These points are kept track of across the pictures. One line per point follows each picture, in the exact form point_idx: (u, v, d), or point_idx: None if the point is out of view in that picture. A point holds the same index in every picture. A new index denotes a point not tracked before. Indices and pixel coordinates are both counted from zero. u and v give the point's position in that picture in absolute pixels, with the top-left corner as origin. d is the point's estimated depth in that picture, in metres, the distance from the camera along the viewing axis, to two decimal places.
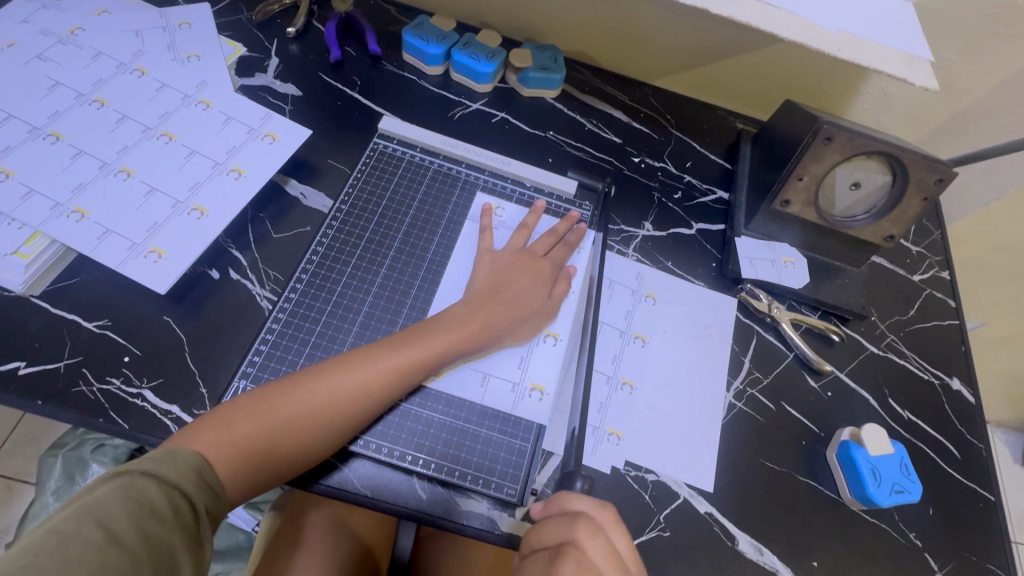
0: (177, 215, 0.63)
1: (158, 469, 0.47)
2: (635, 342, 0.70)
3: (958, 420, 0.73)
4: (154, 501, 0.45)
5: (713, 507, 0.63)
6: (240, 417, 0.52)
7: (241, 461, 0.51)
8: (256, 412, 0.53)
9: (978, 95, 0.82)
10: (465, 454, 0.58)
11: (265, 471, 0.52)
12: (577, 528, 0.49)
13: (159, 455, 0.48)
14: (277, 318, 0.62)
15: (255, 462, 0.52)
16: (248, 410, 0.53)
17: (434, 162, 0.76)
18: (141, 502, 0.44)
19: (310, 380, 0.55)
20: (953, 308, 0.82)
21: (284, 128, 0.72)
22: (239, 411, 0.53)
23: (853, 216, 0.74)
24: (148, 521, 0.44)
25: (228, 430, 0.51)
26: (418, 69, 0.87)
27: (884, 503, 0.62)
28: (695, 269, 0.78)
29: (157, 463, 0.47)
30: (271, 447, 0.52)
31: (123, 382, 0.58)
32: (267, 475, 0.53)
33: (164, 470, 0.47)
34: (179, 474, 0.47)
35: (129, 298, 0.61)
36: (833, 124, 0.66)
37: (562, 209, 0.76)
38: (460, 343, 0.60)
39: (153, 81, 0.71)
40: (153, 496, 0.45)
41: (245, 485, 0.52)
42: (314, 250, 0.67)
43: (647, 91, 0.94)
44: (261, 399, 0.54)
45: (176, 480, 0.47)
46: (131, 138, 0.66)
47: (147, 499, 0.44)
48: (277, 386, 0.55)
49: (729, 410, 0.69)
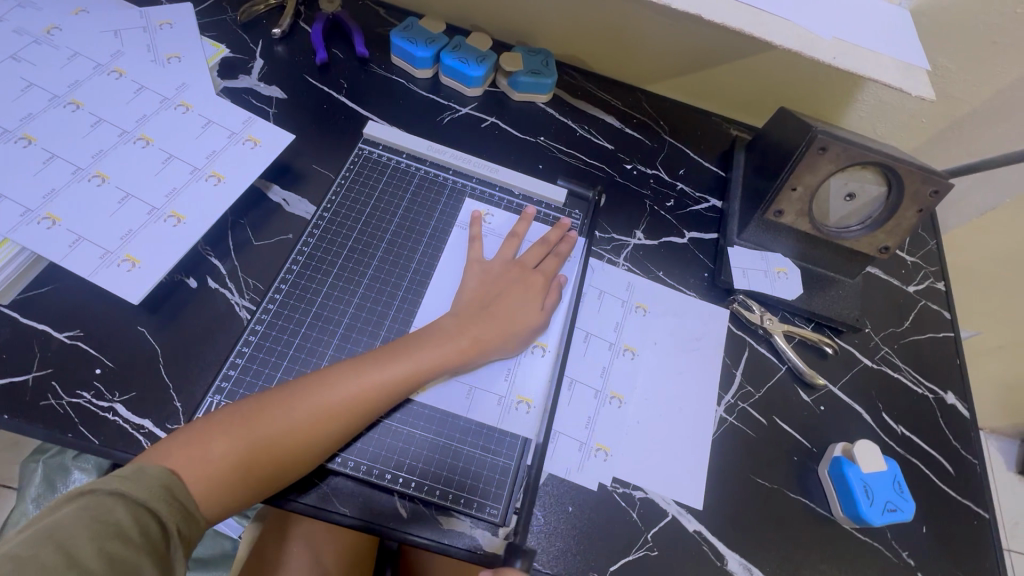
0: (152, 222, 0.61)
1: (125, 487, 0.44)
2: (625, 355, 0.68)
3: (952, 435, 0.72)
4: (119, 521, 0.42)
5: (702, 525, 0.62)
6: (214, 434, 0.50)
7: (215, 480, 0.49)
8: (232, 429, 0.51)
9: (975, 105, 0.80)
10: (447, 472, 0.57)
11: (240, 491, 0.50)
12: None
13: (127, 471, 0.46)
14: (255, 330, 0.60)
15: (230, 481, 0.50)
16: (223, 426, 0.51)
17: (420, 169, 0.74)
18: (105, 523, 0.42)
19: (290, 396, 0.53)
20: (947, 321, 0.81)
21: (266, 133, 0.70)
22: (215, 427, 0.51)
23: (848, 227, 0.73)
24: (112, 543, 0.41)
25: (202, 447, 0.49)
26: (407, 72, 0.85)
27: (876, 522, 0.61)
28: (687, 279, 0.77)
29: (125, 481, 0.45)
30: (247, 466, 0.50)
31: (93, 395, 0.56)
32: (243, 495, 0.51)
33: (131, 488, 0.45)
34: (148, 492, 0.45)
35: (102, 308, 0.59)
36: (828, 134, 0.64)
37: (552, 216, 0.75)
38: (448, 359, 0.58)
39: (131, 83, 0.69)
40: (119, 516, 0.43)
41: (219, 505, 0.50)
42: (295, 259, 0.65)
43: (641, 96, 0.92)
44: (238, 415, 0.52)
45: (145, 499, 0.45)
46: (107, 141, 0.64)
47: (112, 520, 0.42)
48: (256, 401, 0.53)
49: (720, 425, 0.67)
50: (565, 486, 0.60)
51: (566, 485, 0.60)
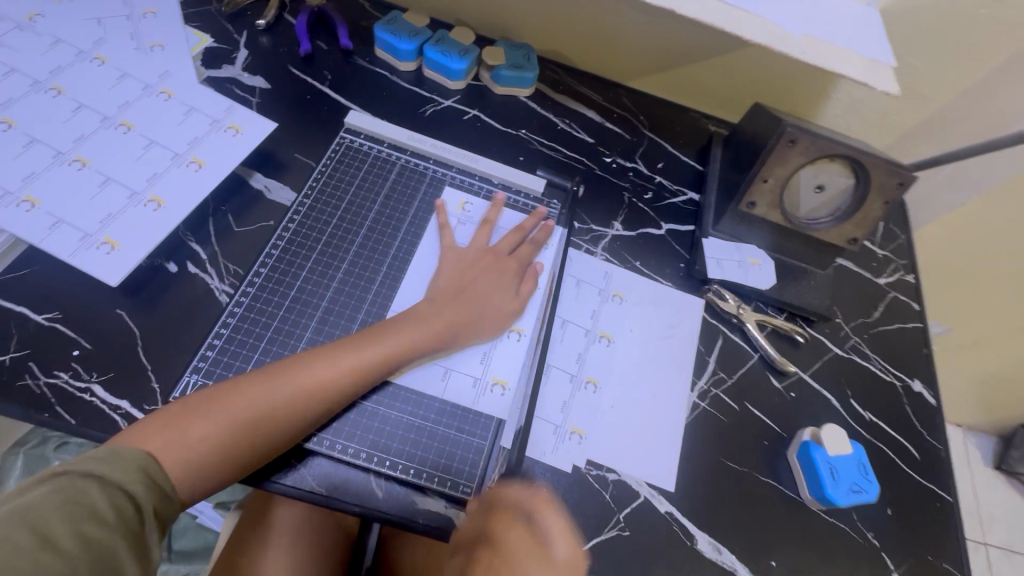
0: (132, 207, 0.61)
1: (100, 470, 0.45)
2: (600, 341, 0.70)
3: (918, 422, 0.74)
4: (95, 504, 0.43)
5: (674, 506, 0.63)
6: (192, 416, 0.51)
7: (193, 461, 0.50)
8: (209, 411, 0.51)
9: (943, 102, 0.83)
10: (421, 451, 0.58)
11: (215, 473, 0.51)
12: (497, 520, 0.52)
13: (103, 454, 0.47)
14: (233, 312, 0.61)
15: (205, 462, 0.50)
16: (199, 408, 0.52)
17: (401, 157, 0.75)
18: (80, 505, 0.43)
19: (267, 378, 0.54)
20: (916, 311, 0.83)
21: (248, 121, 0.71)
22: (190, 410, 0.51)
23: (818, 219, 0.75)
24: (87, 524, 0.42)
25: (180, 428, 0.50)
26: (391, 65, 0.86)
27: (841, 503, 0.63)
28: (663, 269, 0.78)
29: (100, 463, 0.46)
30: (221, 447, 0.51)
31: (71, 376, 0.56)
32: (219, 477, 0.51)
33: (106, 471, 0.45)
34: (126, 475, 0.46)
35: (81, 291, 0.60)
36: (797, 127, 0.66)
37: (531, 206, 0.76)
38: (424, 341, 0.60)
39: (113, 70, 0.69)
40: (93, 499, 0.44)
41: (196, 486, 0.50)
42: (275, 244, 0.66)
43: (621, 92, 0.94)
44: (216, 397, 0.52)
45: (121, 480, 0.46)
46: (88, 127, 0.65)
47: (87, 502, 0.43)
48: (233, 383, 0.54)
49: (693, 410, 0.69)
50: (539, 468, 0.61)
51: (541, 467, 0.61)
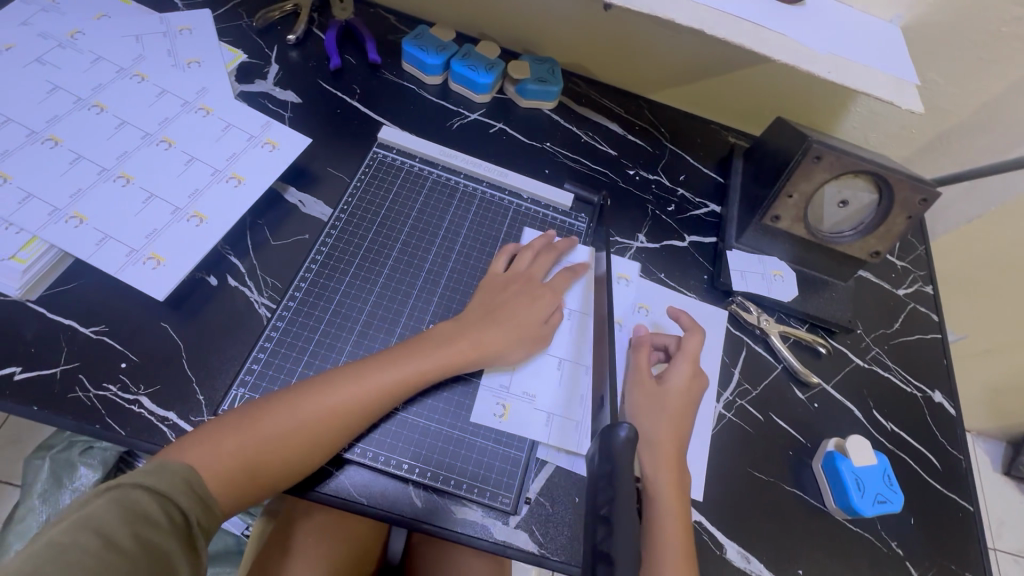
0: (176, 222, 0.63)
1: (149, 480, 0.46)
2: (625, 339, 0.72)
3: (939, 432, 0.76)
4: (147, 510, 0.45)
5: (702, 516, 0.64)
6: (228, 432, 0.52)
7: (229, 476, 0.50)
8: (244, 427, 0.52)
9: (962, 116, 0.84)
10: (460, 463, 0.59)
11: (253, 487, 0.52)
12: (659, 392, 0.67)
13: (149, 466, 0.47)
14: (275, 327, 0.62)
15: (243, 477, 0.51)
16: (237, 424, 0.52)
17: (433, 172, 0.77)
18: (134, 510, 0.44)
19: (298, 395, 0.55)
20: (935, 322, 0.84)
21: (284, 136, 0.72)
22: (228, 425, 0.52)
23: (841, 232, 0.76)
24: (142, 527, 0.44)
25: (215, 444, 0.51)
26: (417, 79, 0.87)
27: (867, 513, 0.64)
28: (687, 281, 0.80)
29: (148, 475, 0.46)
30: (257, 463, 0.51)
31: (119, 388, 0.58)
32: (256, 491, 0.52)
33: (155, 482, 0.46)
34: (172, 486, 0.47)
35: (127, 304, 0.62)
36: (823, 143, 0.68)
37: (558, 221, 0.78)
38: (451, 361, 0.60)
39: (153, 87, 0.71)
40: (145, 505, 0.45)
41: (235, 500, 0.51)
42: (314, 258, 0.67)
43: (642, 104, 0.95)
44: (250, 414, 0.53)
45: (168, 490, 0.46)
46: (131, 143, 0.66)
47: (140, 508, 0.44)
48: (267, 400, 0.54)
49: (719, 420, 0.70)
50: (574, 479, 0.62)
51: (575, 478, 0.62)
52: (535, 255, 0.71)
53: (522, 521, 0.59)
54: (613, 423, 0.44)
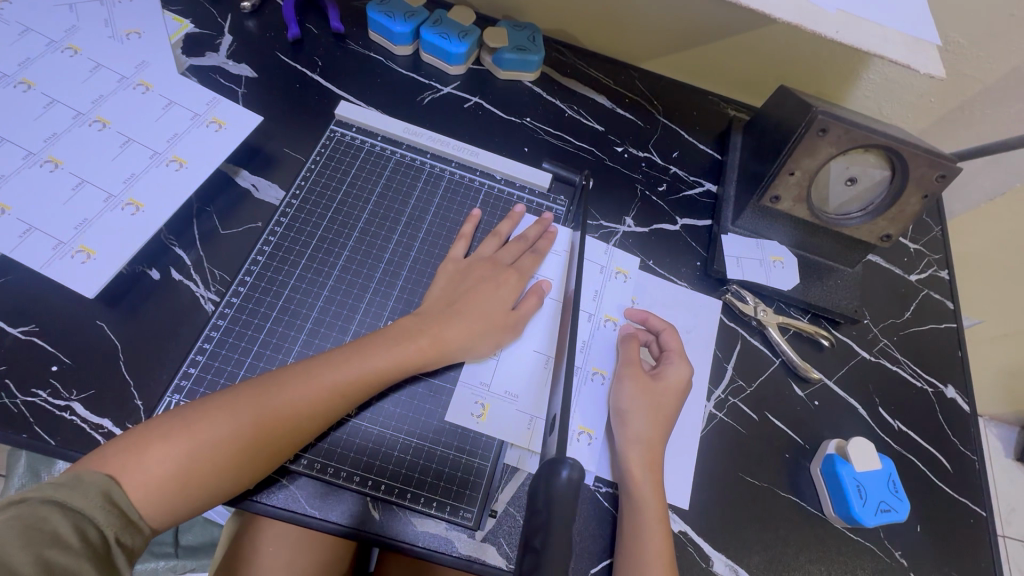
0: (109, 211, 0.57)
1: (62, 495, 0.41)
2: (611, 335, 0.66)
3: (951, 431, 0.70)
4: (56, 529, 0.40)
5: (688, 525, 0.59)
6: (153, 439, 0.46)
7: (154, 490, 0.45)
8: (172, 434, 0.47)
9: (990, 82, 0.75)
10: (419, 473, 0.54)
11: (185, 500, 0.46)
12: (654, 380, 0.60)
13: (64, 479, 0.43)
14: (217, 325, 0.57)
15: (171, 491, 0.46)
16: (166, 430, 0.47)
17: (396, 152, 0.70)
18: (40, 531, 0.39)
19: (235, 399, 0.49)
20: (950, 311, 0.77)
21: (232, 114, 0.66)
22: (156, 432, 0.47)
23: (848, 214, 0.69)
24: (50, 549, 0.39)
25: (139, 453, 0.45)
26: (386, 49, 0.80)
27: (869, 523, 0.58)
28: (679, 268, 0.73)
29: (61, 489, 0.42)
30: (189, 475, 0.46)
31: (49, 394, 0.53)
32: (188, 504, 0.47)
33: (68, 497, 0.41)
34: (88, 500, 0.42)
35: (59, 301, 0.57)
36: (829, 114, 0.60)
37: (536, 204, 0.71)
38: (406, 361, 0.54)
39: (87, 61, 0.65)
40: (55, 523, 0.40)
41: (165, 515, 0.46)
42: (261, 249, 0.61)
43: (634, 74, 0.87)
44: (180, 418, 0.48)
45: (83, 506, 0.42)
46: (61, 124, 0.60)
47: (48, 527, 0.40)
48: (199, 403, 0.49)
49: (709, 421, 0.65)
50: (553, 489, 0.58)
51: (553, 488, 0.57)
52: (508, 244, 0.65)
53: (489, 534, 0.54)
54: (557, 456, 0.37)
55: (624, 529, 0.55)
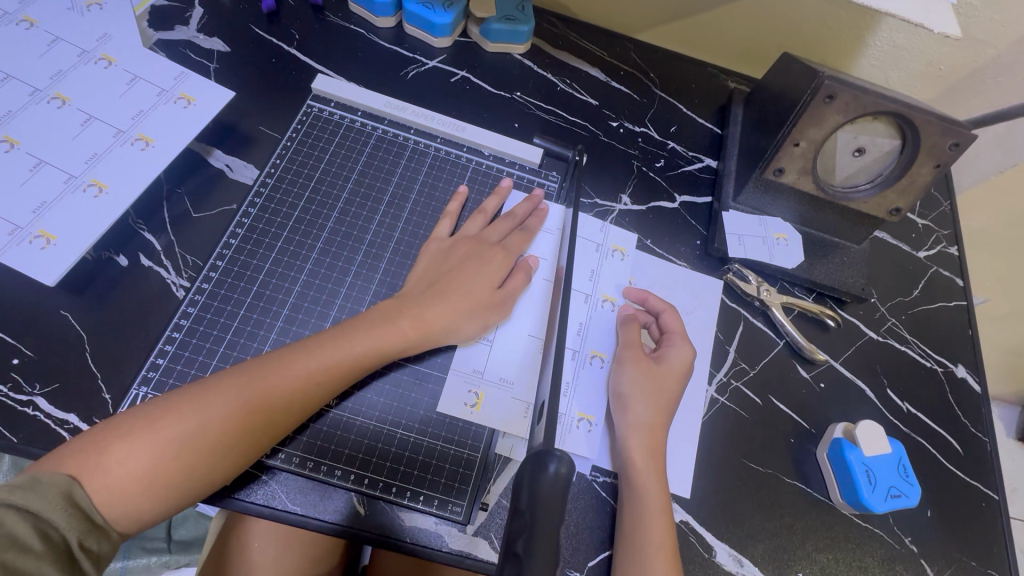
0: (69, 193, 0.54)
1: (18, 499, 0.38)
2: (609, 317, 0.63)
3: (961, 412, 0.67)
4: (14, 533, 0.37)
5: (689, 515, 0.57)
6: (115, 438, 0.43)
7: (118, 491, 0.42)
8: (135, 432, 0.43)
9: (1002, 48, 0.72)
10: (404, 465, 0.51)
11: (152, 502, 0.43)
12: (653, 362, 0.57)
13: (20, 481, 0.39)
14: (187, 312, 0.54)
15: (137, 492, 0.43)
16: (130, 427, 0.44)
17: (378, 128, 0.66)
18: None
19: (202, 391, 0.46)
20: (959, 288, 0.74)
21: (201, 89, 0.62)
22: (119, 429, 0.44)
23: (855, 186, 0.65)
24: (9, 553, 0.36)
25: (100, 453, 0.42)
26: (367, 21, 0.76)
27: (878, 510, 0.56)
28: (677, 247, 0.70)
29: (17, 491, 0.39)
30: (155, 474, 0.43)
31: (10, 388, 0.50)
32: (157, 506, 0.44)
33: (27, 500, 0.38)
34: (48, 503, 0.39)
35: (19, 290, 0.53)
36: (836, 79, 0.56)
37: (526, 180, 0.68)
38: (386, 346, 0.51)
39: (44, 34, 0.60)
40: (11, 526, 0.37)
41: (132, 519, 0.43)
42: (234, 232, 0.58)
43: (630, 46, 0.83)
44: (143, 415, 0.44)
45: (42, 508, 0.39)
46: (16, 102, 0.56)
47: (4, 531, 0.37)
48: (165, 398, 0.46)
49: (711, 406, 0.62)
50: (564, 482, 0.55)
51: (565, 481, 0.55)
52: (497, 223, 0.61)
53: (481, 528, 0.51)
54: (547, 446, 0.34)
55: (624, 521, 0.52)
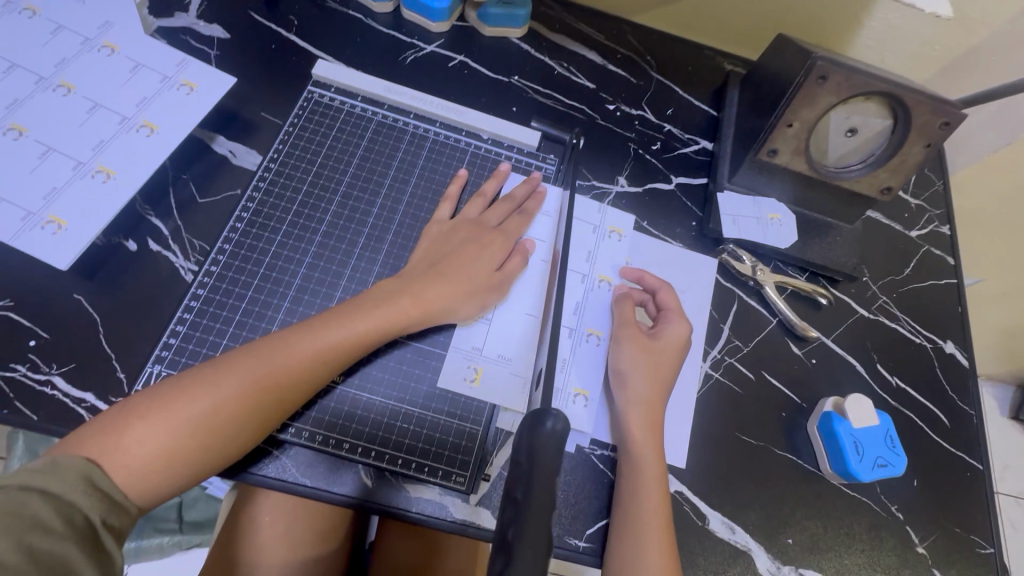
0: (79, 179, 0.55)
1: (39, 482, 0.40)
2: (606, 297, 0.65)
3: (949, 386, 0.69)
4: (37, 514, 0.38)
5: (683, 485, 0.59)
6: (131, 420, 0.45)
7: (136, 470, 0.44)
8: (151, 413, 0.45)
9: (995, 27, 0.72)
10: (409, 439, 0.53)
11: (171, 478, 0.45)
12: (651, 340, 0.59)
13: (39, 465, 0.41)
14: (196, 294, 0.56)
15: (156, 469, 0.45)
16: (144, 409, 0.45)
17: (378, 113, 0.67)
18: (20, 516, 0.38)
19: (211, 372, 0.48)
20: (950, 266, 0.76)
21: (203, 76, 0.63)
22: (134, 411, 0.45)
23: (847, 166, 0.67)
24: (31, 535, 0.38)
25: (118, 434, 0.44)
26: (365, 7, 0.76)
27: (865, 479, 0.58)
28: (673, 229, 0.71)
29: (37, 475, 0.40)
30: (172, 452, 0.45)
31: (28, 368, 0.52)
32: (175, 482, 0.46)
33: (46, 483, 0.40)
34: (68, 485, 0.41)
35: (34, 275, 0.55)
36: (829, 59, 0.57)
37: (525, 164, 0.69)
38: (388, 325, 0.53)
39: (47, 22, 0.61)
40: (35, 508, 0.39)
41: (153, 494, 0.45)
42: (239, 217, 0.59)
43: (626, 29, 0.84)
44: (157, 396, 0.46)
45: (63, 491, 0.40)
46: (23, 89, 0.57)
47: (28, 513, 0.38)
48: (176, 380, 0.47)
49: (705, 382, 0.64)
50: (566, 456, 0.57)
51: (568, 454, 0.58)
52: (497, 207, 0.63)
53: (483, 499, 0.53)
54: (545, 406, 0.36)
55: (622, 492, 0.54)
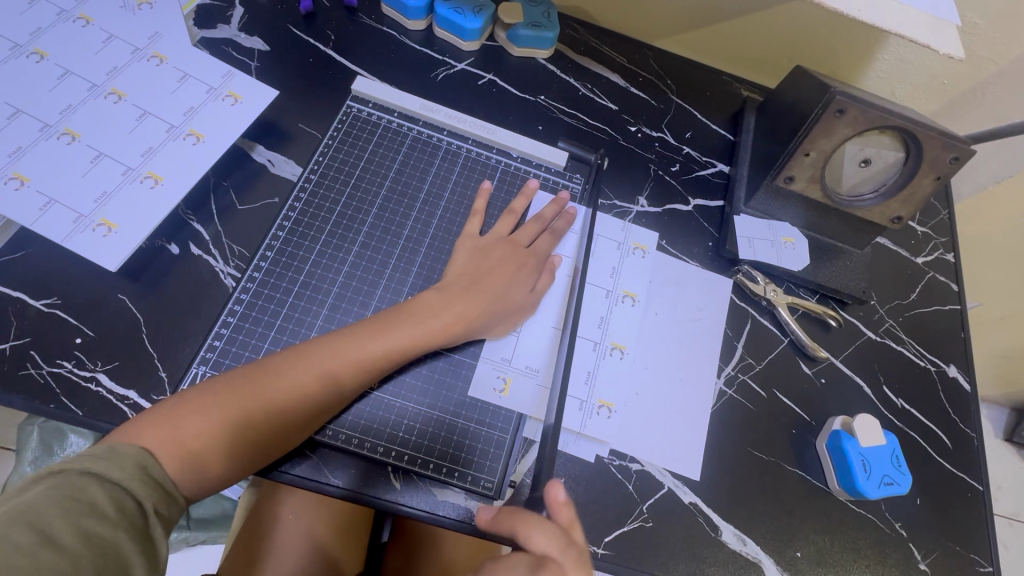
0: (128, 184, 0.57)
1: (96, 467, 0.42)
2: (629, 313, 0.67)
3: (951, 409, 0.72)
4: (93, 499, 0.40)
5: (698, 497, 0.61)
6: (188, 411, 0.47)
7: (191, 456, 0.46)
8: (204, 406, 0.48)
9: (1001, 66, 0.75)
10: (441, 446, 0.56)
11: (219, 470, 0.48)
12: None
13: (99, 451, 0.43)
14: (240, 299, 0.58)
15: (206, 459, 0.47)
16: (198, 403, 0.48)
17: (413, 129, 0.70)
18: (78, 501, 0.40)
19: (263, 372, 0.50)
20: (954, 293, 0.79)
21: (247, 88, 0.65)
22: (188, 404, 0.48)
23: (860, 195, 0.69)
24: (86, 519, 0.39)
25: (173, 426, 0.46)
26: (399, 24, 0.79)
27: (872, 496, 0.60)
28: (691, 248, 0.74)
29: (97, 460, 0.42)
30: (221, 445, 0.47)
31: (74, 365, 0.54)
32: (221, 474, 0.48)
33: (104, 468, 0.42)
34: (124, 471, 0.42)
35: (81, 275, 0.57)
36: (847, 95, 0.60)
37: (552, 182, 0.72)
38: (430, 335, 0.55)
39: (99, 31, 0.64)
40: (92, 493, 0.40)
41: (201, 484, 0.47)
42: (282, 225, 0.62)
43: (648, 53, 0.87)
44: (211, 391, 0.48)
45: (118, 477, 0.42)
46: (76, 96, 0.60)
47: (85, 498, 0.40)
48: (229, 376, 0.50)
49: (719, 398, 0.66)
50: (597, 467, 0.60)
51: (598, 466, 0.60)
52: (526, 225, 0.66)
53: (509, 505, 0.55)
54: None
55: None
